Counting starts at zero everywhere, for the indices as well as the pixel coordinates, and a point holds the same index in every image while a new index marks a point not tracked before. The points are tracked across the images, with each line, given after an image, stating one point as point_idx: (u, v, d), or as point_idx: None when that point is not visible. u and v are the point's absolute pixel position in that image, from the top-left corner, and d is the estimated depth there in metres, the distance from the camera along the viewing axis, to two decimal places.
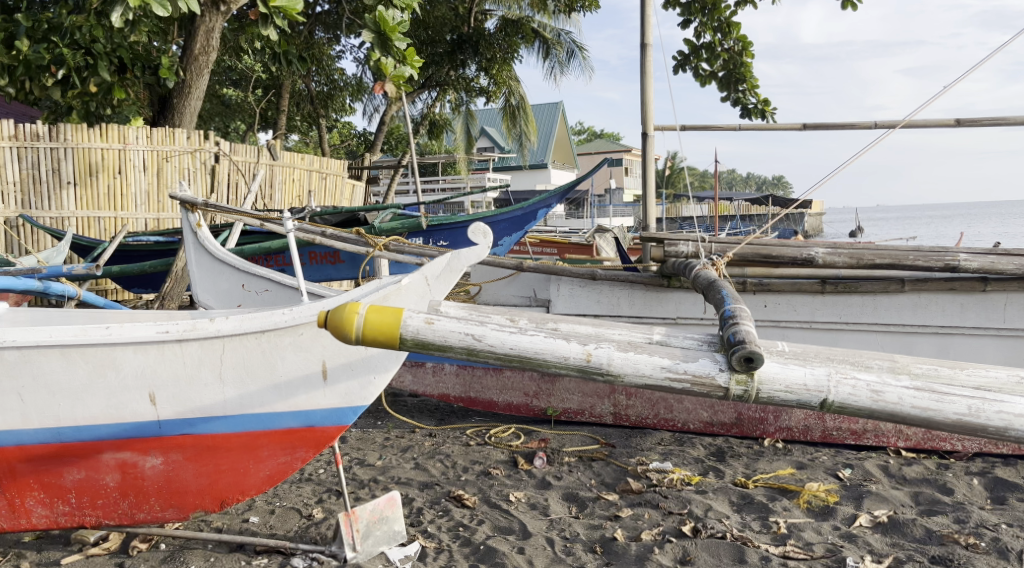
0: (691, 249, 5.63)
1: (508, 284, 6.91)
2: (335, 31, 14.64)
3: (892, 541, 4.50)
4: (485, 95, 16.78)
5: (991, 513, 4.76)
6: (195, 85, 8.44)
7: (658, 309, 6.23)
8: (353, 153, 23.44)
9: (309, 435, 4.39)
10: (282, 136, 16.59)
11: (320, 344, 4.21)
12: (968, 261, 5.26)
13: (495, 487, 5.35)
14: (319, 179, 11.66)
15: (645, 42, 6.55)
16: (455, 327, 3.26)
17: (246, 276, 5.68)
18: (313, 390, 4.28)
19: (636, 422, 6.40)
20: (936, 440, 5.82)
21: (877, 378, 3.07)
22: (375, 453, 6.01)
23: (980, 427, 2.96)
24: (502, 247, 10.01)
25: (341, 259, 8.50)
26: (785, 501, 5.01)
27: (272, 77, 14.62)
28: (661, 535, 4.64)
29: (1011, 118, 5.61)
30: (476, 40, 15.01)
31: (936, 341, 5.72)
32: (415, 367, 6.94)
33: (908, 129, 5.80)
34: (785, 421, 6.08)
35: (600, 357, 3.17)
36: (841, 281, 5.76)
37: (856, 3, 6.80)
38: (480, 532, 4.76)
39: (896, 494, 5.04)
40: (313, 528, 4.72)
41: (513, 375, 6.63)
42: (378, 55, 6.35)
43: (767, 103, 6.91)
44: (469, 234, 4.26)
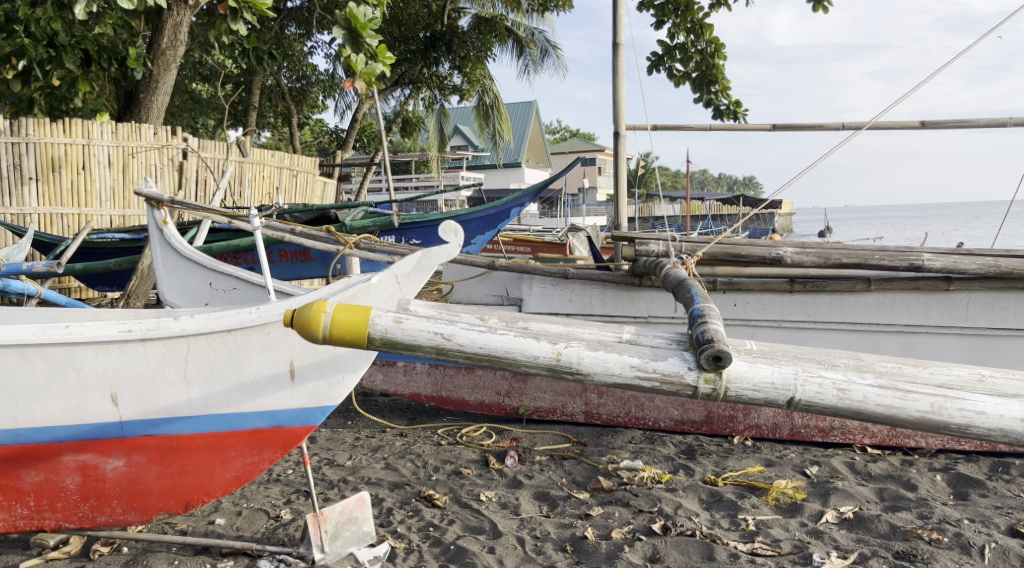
0: (661, 248, 5.66)
1: (480, 283, 6.89)
2: (307, 28, 14.51)
3: (857, 537, 4.55)
4: (458, 93, 16.70)
5: (954, 509, 4.83)
6: (163, 79, 8.26)
7: (629, 308, 6.26)
8: (325, 149, 23.24)
9: (276, 436, 4.35)
10: (253, 133, 16.41)
11: (288, 343, 4.17)
12: (932, 261, 5.34)
13: (466, 487, 5.33)
14: (289, 177, 11.55)
15: (617, 42, 6.56)
16: (424, 326, 3.24)
17: (214, 274, 5.60)
18: (280, 390, 4.24)
19: (607, 421, 6.41)
20: (900, 437, 5.91)
21: (843, 376, 3.10)
22: (345, 453, 5.97)
23: (942, 424, 3.00)
24: (474, 245, 9.97)
25: (311, 257, 8.43)
26: (753, 498, 5.05)
27: (243, 73, 14.44)
28: (631, 533, 4.65)
29: (975, 120, 5.70)
30: (450, 38, 15.05)
31: (901, 340, 5.80)
32: (386, 366, 6.90)
33: (876, 131, 5.87)
34: (754, 419, 6.13)
35: (570, 356, 3.17)
36: (809, 281, 5.81)
37: (827, 6, 6.87)
38: (450, 532, 4.74)
39: (861, 490, 5.11)
40: (281, 529, 4.68)
41: (485, 375, 6.62)
42: (349, 52, 6.29)
43: (739, 103, 6.97)
44: (440, 233, 4.23)
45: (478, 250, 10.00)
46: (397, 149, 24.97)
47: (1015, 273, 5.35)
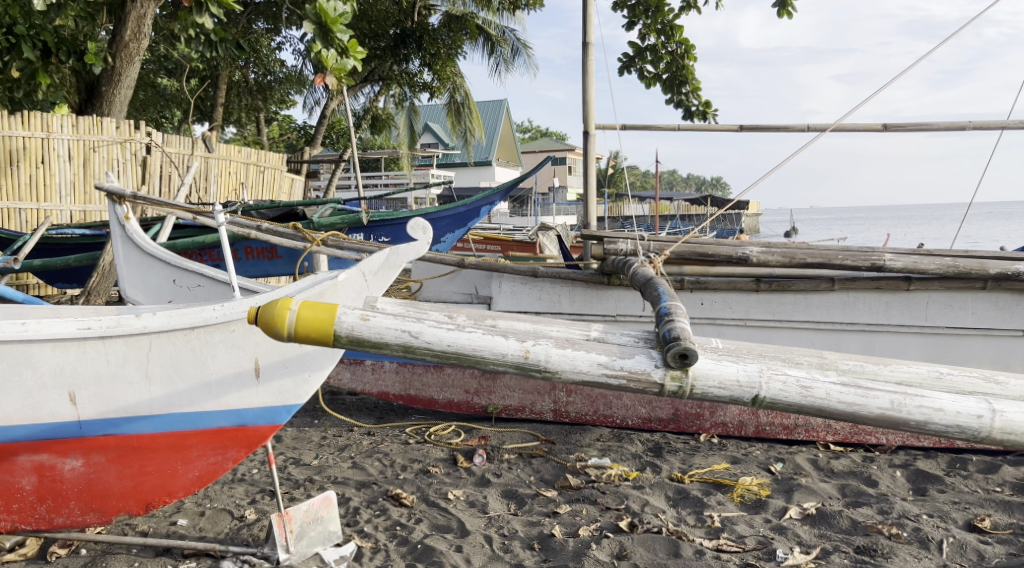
0: (629, 247, 5.68)
1: (449, 281, 6.86)
2: (275, 23, 14.35)
3: (820, 532, 4.61)
4: (428, 90, 16.62)
5: (913, 504, 4.92)
6: (126, 73, 8.16)
7: (598, 306, 6.28)
8: (292, 145, 23.04)
9: (241, 435, 4.30)
10: (219, 129, 16.19)
11: (253, 341, 4.13)
12: (893, 260, 5.42)
13: (434, 486, 5.32)
14: (256, 173, 11.42)
15: (587, 41, 6.58)
16: (392, 324, 3.22)
17: (178, 271, 5.53)
18: (244, 389, 4.19)
19: (575, 419, 6.42)
20: (862, 433, 6.01)
21: (806, 374, 3.14)
22: (311, 453, 5.91)
23: (901, 421, 3.05)
24: (444, 243, 9.94)
25: (278, 254, 8.36)
26: (719, 495, 5.10)
27: (209, 68, 14.24)
28: (599, 531, 4.67)
29: (935, 124, 5.80)
30: (420, 35, 14.90)
31: (863, 339, 5.89)
32: (353, 365, 6.85)
33: (840, 132, 5.96)
34: (720, 417, 6.20)
35: (538, 354, 3.18)
36: (774, 280, 5.88)
37: (792, 12, 6.95)
38: (417, 531, 4.72)
39: (824, 486, 5.18)
40: (245, 529, 4.62)
41: (453, 373, 6.60)
42: (320, 47, 6.21)
43: (708, 105, 7.03)
44: (408, 229, 4.18)
45: (448, 249, 9.97)
46: (366, 147, 24.81)
47: (973, 274, 5.45)
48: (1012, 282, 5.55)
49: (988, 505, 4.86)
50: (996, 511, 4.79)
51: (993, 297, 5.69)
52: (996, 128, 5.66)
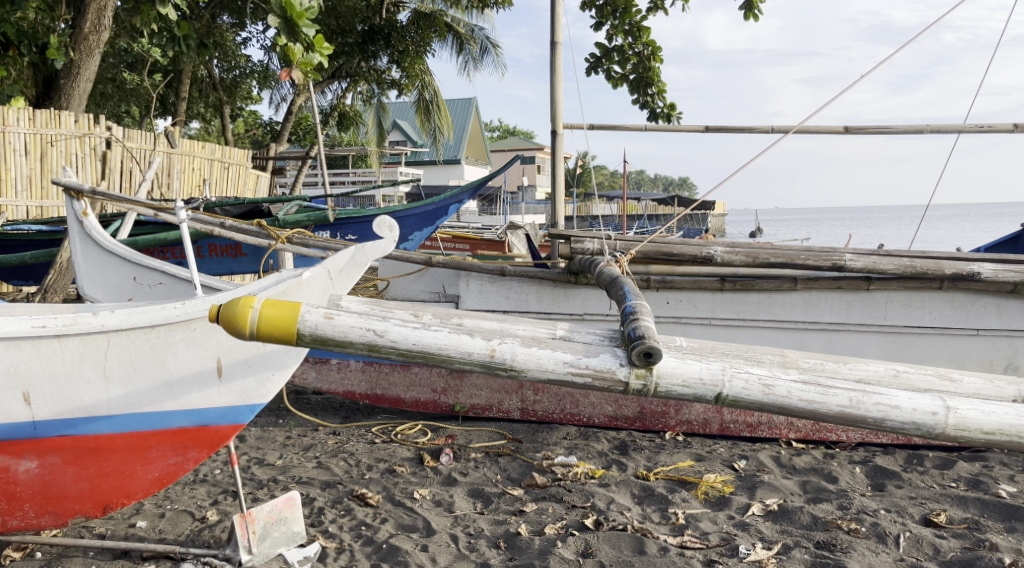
0: (596, 247, 5.71)
1: (417, 279, 6.82)
2: (241, 18, 14.17)
3: (781, 528, 4.67)
4: (396, 87, 16.56)
5: (871, 499, 5.00)
6: (85, 66, 7.88)
7: (565, 305, 6.30)
8: (258, 141, 22.77)
9: (203, 434, 4.24)
10: (182, 124, 15.95)
11: (215, 340, 4.08)
12: (853, 260, 5.50)
13: (400, 485, 5.29)
14: (220, 170, 11.28)
15: (555, 41, 6.59)
16: (356, 322, 3.20)
17: (139, 269, 5.44)
18: (206, 388, 4.14)
19: (542, 418, 6.43)
20: (823, 431, 6.10)
21: (768, 372, 3.18)
22: (275, 452, 5.86)
23: (860, 418, 3.09)
24: (411, 242, 9.89)
25: (242, 252, 8.28)
26: (683, 492, 5.14)
27: (172, 62, 14.04)
28: (565, 529, 4.69)
29: (894, 127, 5.91)
30: (388, 32, 14.85)
31: (825, 337, 5.98)
32: (319, 364, 6.79)
33: (803, 135, 6.04)
34: (685, 415, 6.27)
35: (504, 353, 3.18)
36: (739, 280, 5.94)
37: (758, 15, 7.02)
38: (382, 531, 4.70)
39: (786, 483, 5.25)
40: (206, 531, 4.56)
41: (420, 372, 6.58)
42: (286, 40, 6.16)
43: (674, 107, 7.09)
44: (375, 228, 4.14)
45: (416, 247, 9.91)
46: (333, 143, 24.63)
47: (929, 274, 5.54)
48: (967, 282, 5.66)
49: (943, 500, 4.95)
50: (951, 506, 4.89)
51: (949, 297, 5.81)
52: (953, 131, 5.78)
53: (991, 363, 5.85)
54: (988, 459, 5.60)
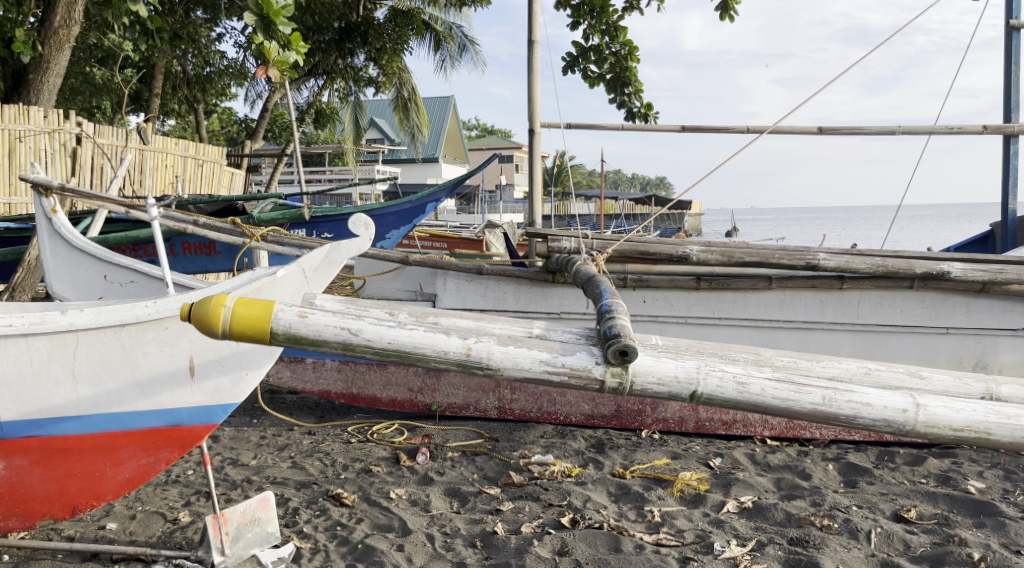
0: (572, 245, 5.72)
1: (394, 277, 6.79)
2: (215, 14, 14.04)
3: (755, 525, 4.70)
4: (373, 85, 16.50)
5: (844, 496, 5.05)
6: (54, 61, 7.80)
7: (542, 304, 6.31)
8: (233, 138, 22.56)
9: (175, 435, 4.19)
10: (155, 120, 15.78)
11: (187, 339, 4.04)
12: (826, 260, 5.56)
13: (376, 485, 5.27)
14: (194, 167, 11.16)
15: (532, 39, 6.59)
16: (330, 321, 3.18)
17: (110, 267, 5.37)
18: (178, 388, 4.09)
19: (519, 416, 6.43)
20: (797, 428, 6.14)
21: (742, 370, 3.20)
22: (249, 452, 5.81)
23: (832, 415, 3.12)
24: (388, 240, 9.83)
25: (217, 250, 8.20)
26: (659, 490, 5.17)
27: (144, 58, 13.89)
28: (541, 527, 4.69)
29: (867, 128, 5.97)
30: (365, 29, 14.79)
31: (799, 336, 6.02)
32: (294, 363, 6.77)
33: (778, 135, 6.09)
34: (661, 413, 6.31)
35: (480, 351, 3.17)
36: (714, 279, 5.96)
37: (733, 15, 7.06)
38: (358, 531, 4.68)
39: (761, 480, 5.29)
40: (178, 532, 4.51)
41: (397, 371, 6.55)
42: (261, 39, 6.09)
43: (651, 107, 7.11)
44: (351, 227, 4.13)
45: (393, 245, 9.86)
46: (309, 141, 24.47)
47: (900, 274, 5.59)
48: (937, 281, 5.73)
49: (914, 496, 5.01)
50: (922, 502, 4.95)
51: (920, 296, 5.88)
52: (924, 132, 5.85)
53: (960, 361, 5.92)
54: (957, 456, 5.68)
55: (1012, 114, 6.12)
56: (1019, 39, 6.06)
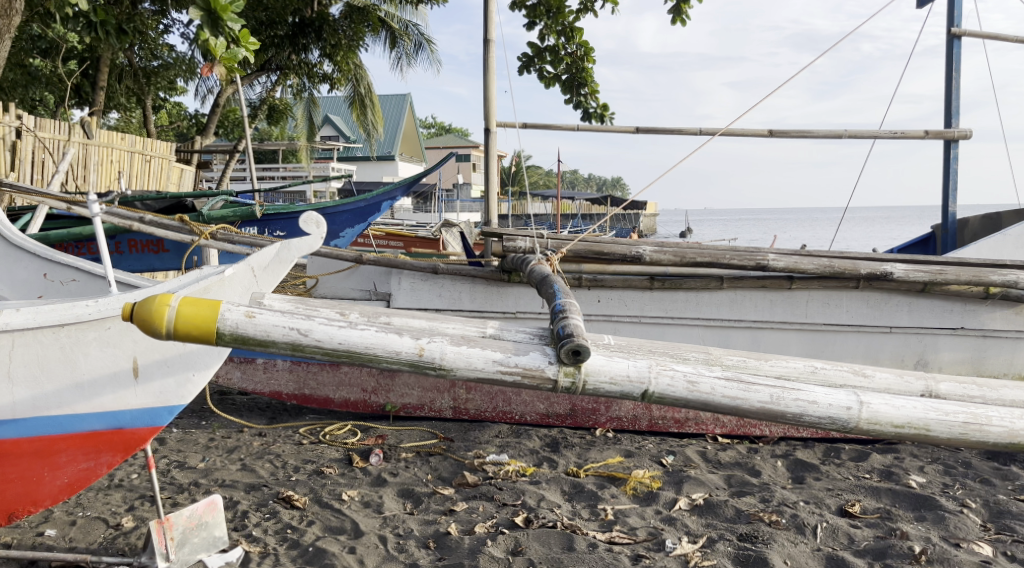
0: (527, 245, 5.72)
1: (347, 276, 6.70)
2: (164, 6, 13.75)
3: (706, 522, 4.75)
4: (328, 82, 16.32)
5: (792, 492, 5.14)
6: None
7: (498, 304, 6.29)
8: (183, 135, 22.12)
9: (117, 438, 4.08)
10: (101, 114, 15.40)
11: (130, 340, 3.94)
12: (776, 260, 5.65)
13: (328, 487, 5.21)
14: (141, 162, 10.89)
15: (488, 38, 6.57)
16: (279, 321, 3.12)
17: (50, 264, 5.22)
18: (121, 390, 3.99)
19: (474, 416, 6.41)
20: (748, 426, 6.22)
21: (693, 369, 3.22)
22: (197, 455, 5.69)
23: (779, 414, 3.16)
24: (343, 238, 9.73)
25: (165, 248, 8.04)
26: (612, 489, 5.20)
27: (89, 49, 13.55)
28: (494, 527, 4.67)
29: (815, 131, 6.08)
30: (319, 25, 14.66)
31: (749, 335, 6.11)
32: (244, 364, 6.58)
33: (730, 137, 6.16)
34: (615, 411, 6.32)
35: (432, 352, 3.15)
36: (667, 278, 6.01)
37: (686, 19, 7.13)
38: (308, 533, 4.62)
39: (712, 478, 5.35)
40: (121, 538, 4.40)
41: (350, 371, 6.47)
42: (207, 34, 5.91)
43: (607, 107, 7.15)
44: (301, 224, 4.01)
45: (347, 244, 9.74)
46: (262, 138, 24.12)
47: (846, 274, 5.70)
48: (881, 282, 5.86)
49: (859, 491, 5.12)
50: (866, 496, 5.05)
51: (865, 296, 6.00)
52: (870, 136, 5.98)
53: (903, 359, 6.06)
54: (899, 451, 5.82)
55: (953, 120, 6.28)
56: (959, 47, 6.23)
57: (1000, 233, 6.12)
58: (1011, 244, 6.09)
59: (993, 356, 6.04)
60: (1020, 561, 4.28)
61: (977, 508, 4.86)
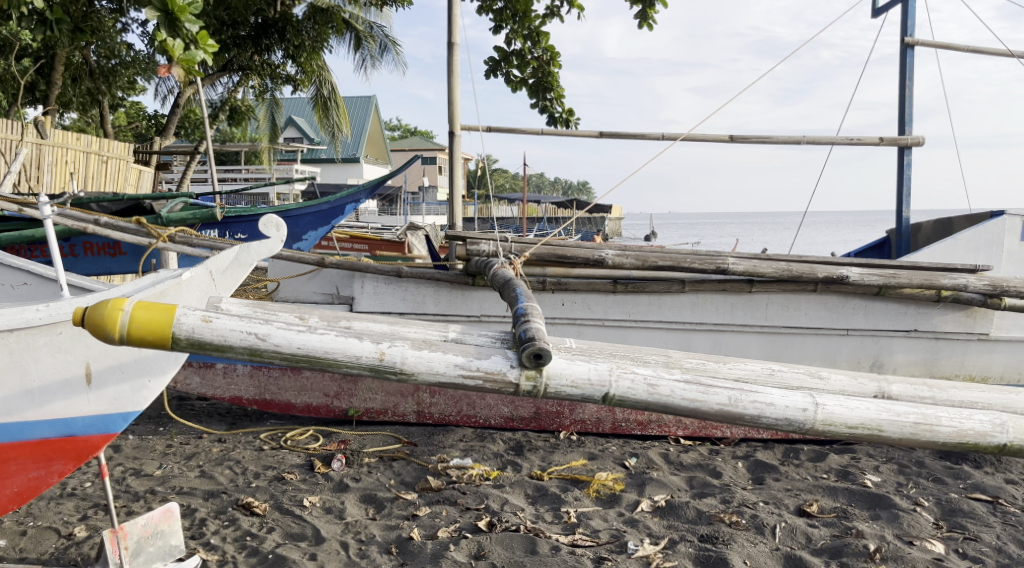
0: (491, 248, 5.71)
1: (310, 280, 6.63)
2: (121, 3, 13.52)
3: (668, 523, 4.79)
4: (292, 83, 16.18)
5: (752, 493, 5.19)
6: None
7: (462, 307, 6.28)
8: (141, 136, 21.76)
9: (69, 446, 3.99)
10: (56, 113, 15.09)
11: (83, 345, 3.86)
12: (735, 264, 5.71)
13: (288, 493, 5.14)
14: (97, 163, 10.67)
15: (452, 42, 6.56)
16: (236, 326, 3.07)
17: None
18: (74, 396, 3.91)
19: (438, 420, 6.38)
20: (709, 428, 6.28)
21: (653, 372, 3.24)
22: (153, 462, 5.59)
23: (738, 416, 3.19)
24: (305, 241, 9.64)
25: (121, 250, 7.90)
26: (576, 491, 5.21)
27: (43, 46, 13.28)
28: (457, 531, 4.65)
29: (775, 136, 6.16)
30: (282, 26, 14.52)
31: (710, 338, 6.17)
32: (203, 369, 6.48)
33: (691, 142, 6.22)
34: (579, 414, 6.33)
35: (393, 356, 3.12)
36: (630, 282, 6.05)
37: (652, 24, 7.19)
38: (268, 540, 4.55)
39: (674, 479, 5.39)
40: (73, 548, 4.31)
41: (312, 376, 6.41)
42: (165, 35, 5.82)
43: (572, 112, 7.18)
44: (260, 227, 3.96)
45: (310, 246, 9.65)
46: (224, 139, 23.86)
47: (804, 278, 5.77)
48: (839, 285, 5.95)
49: (817, 491, 5.19)
50: (823, 496, 5.13)
51: (823, 299, 6.10)
52: (828, 142, 6.07)
53: (859, 361, 6.17)
54: (856, 451, 5.92)
55: (906, 127, 6.41)
56: (913, 56, 6.36)
57: (951, 237, 6.25)
58: (963, 248, 6.23)
59: (945, 358, 6.17)
60: (971, 558, 4.37)
61: (929, 506, 4.95)
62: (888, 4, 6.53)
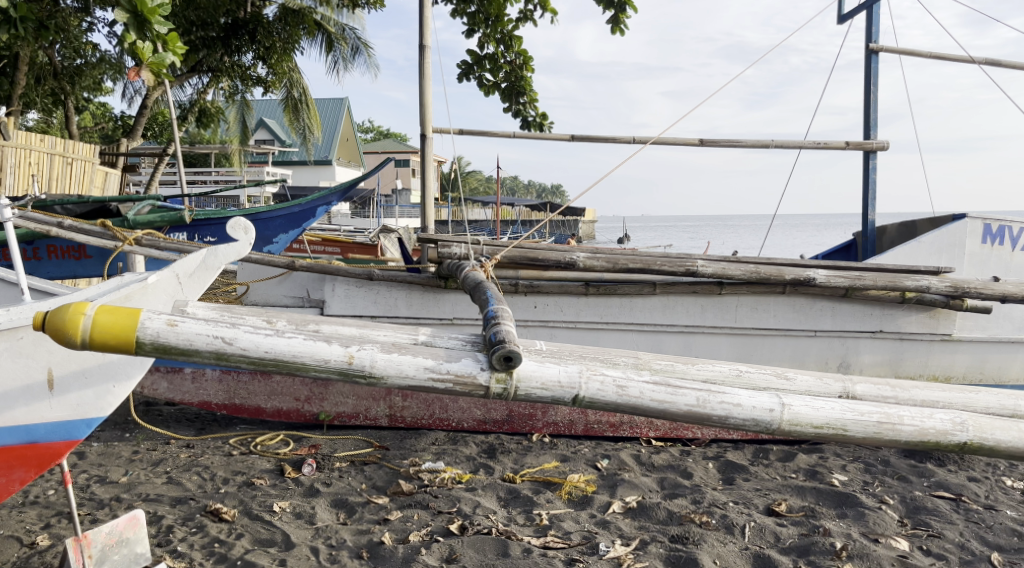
0: (463, 251, 5.70)
1: (280, 283, 6.58)
2: (87, 3, 13.32)
3: (639, 524, 4.81)
4: (262, 85, 16.02)
5: (721, 493, 5.23)
6: None
7: (434, 310, 6.27)
8: (108, 137, 21.44)
9: (30, 453, 3.92)
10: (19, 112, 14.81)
11: (45, 350, 3.80)
12: (705, 266, 5.75)
13: (258, 498, 5.09)
14: (62, 165, 10.51)
15: (424, 45, 6.55)
16: (202, 329, 3.04)
17: None
18: (36, 402, 3.84)
19: (410, 424, 6.36)
20: (680, 429, 6.33)
21: (622, 374, 3.25)
22: (119, 468, 5.51)
23: (706, 416, 3.21)
24: (276, 244, 9.57)
25: (86, 254, 7.78)
26: (548, 493, 5.21)
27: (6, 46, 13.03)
28: (429, 535, 4.63)
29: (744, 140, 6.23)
30: (253, 27, 14.40)
31: (681, 339, 6.21)
32: (170, 374, 6.40)
33: (662, 145, 6.26)
34: (552, 416, 6.34)
35: (362, 359, 3.10)
36: (602, 284, 6.07)
37: (623, 29, 7.23)
38: (237, 547, 4.51)
39: (645, 480, 5.41)
40: (36, 557, 4.23)
41: (282, 381, 6.35)
42: (134, 37, 5.74)
43: (545, 116, 7.20)
44: (228, 229, 3.92)
45: (281, 249, 9.57)
46: (194, 141, 23.61)
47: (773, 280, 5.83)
48: (807, 288, 6.02)
49: (785, 491, 5.24)
50: (792, 495, 5.18)
51: (791, 301, 6.16)
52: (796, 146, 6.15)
53: (827, 361, 6.24)
54: (823, 451, 5.99)
55: (872, 132, 6.50)
56: (878, 62, 6.46)
57: (915, 240, 6.35)
58: (927, 250, 6.33)
59: (910, 358, 6.27)
60: (935, 555, 4.44)
61: (895, 504, 5.02)
62: (854, 11, 6.63)
